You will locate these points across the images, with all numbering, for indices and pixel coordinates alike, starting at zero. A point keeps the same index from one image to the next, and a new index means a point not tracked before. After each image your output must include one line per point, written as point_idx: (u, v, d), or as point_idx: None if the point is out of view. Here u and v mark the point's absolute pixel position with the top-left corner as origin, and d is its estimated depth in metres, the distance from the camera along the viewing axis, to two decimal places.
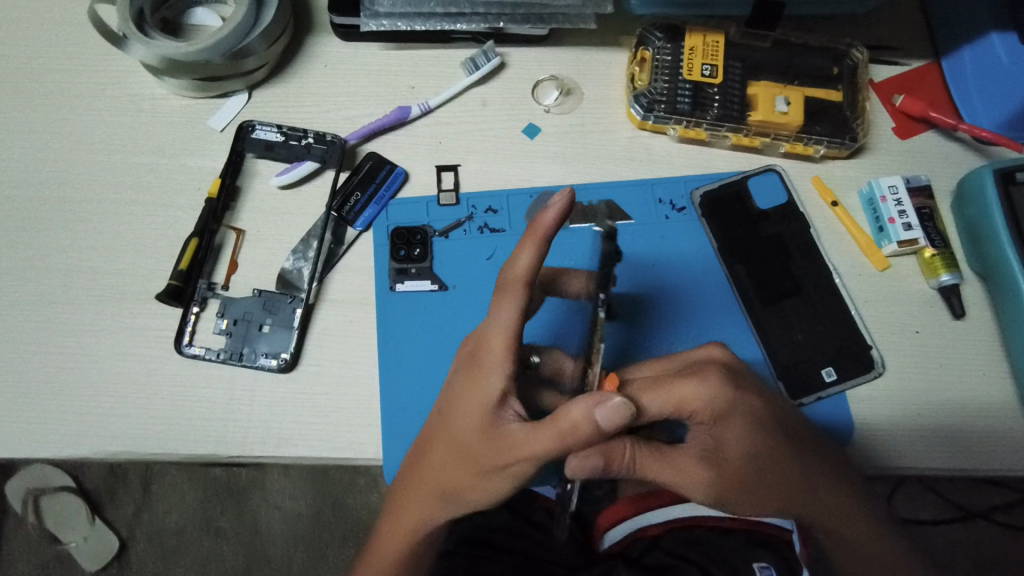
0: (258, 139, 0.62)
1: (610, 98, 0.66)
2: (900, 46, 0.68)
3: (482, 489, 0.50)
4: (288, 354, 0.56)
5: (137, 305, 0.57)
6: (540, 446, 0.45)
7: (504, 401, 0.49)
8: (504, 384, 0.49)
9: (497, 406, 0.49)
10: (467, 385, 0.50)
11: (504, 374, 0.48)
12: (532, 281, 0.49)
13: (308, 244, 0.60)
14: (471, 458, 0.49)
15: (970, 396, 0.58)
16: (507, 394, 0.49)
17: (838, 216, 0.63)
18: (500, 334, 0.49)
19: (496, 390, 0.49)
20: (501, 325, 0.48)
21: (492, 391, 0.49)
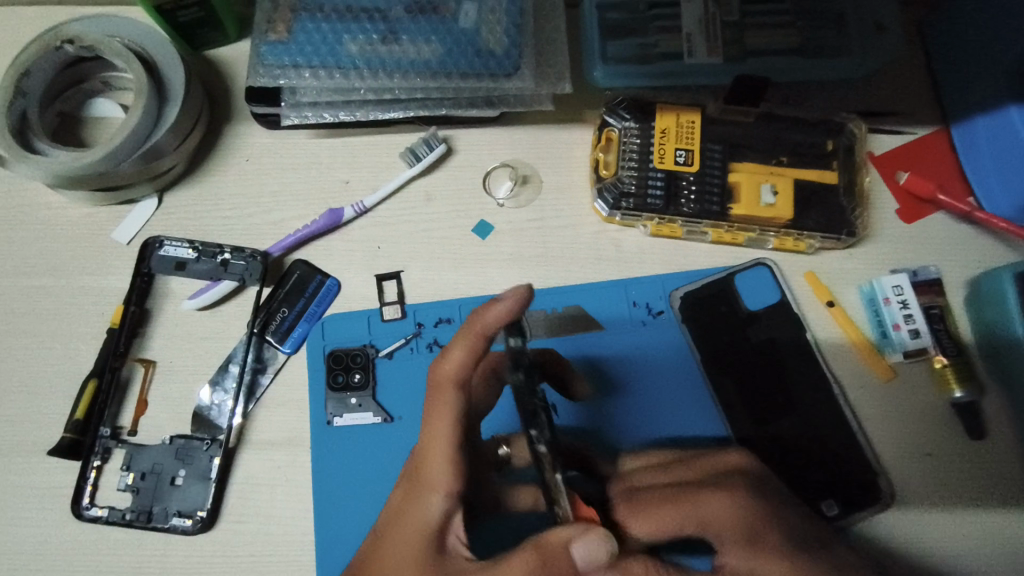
0: (167, 257, 0.54)
1: (572, 186, 0.58)
2: (904, 112, 0.60)
3: None
4: (204, 512, 0.49)
5: (29, 460, 0.50)
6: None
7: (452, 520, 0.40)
8: (447, 504, 0.40)
9: (440, 531, 0.40)
10: (405, 504, 0.41)
11: (446, 494, 0.40)
12: (466, 379, 0.40)
13: (226, 371, 0.52)
14: None
15: (994, 533, 0.50)
16: (452, 516, 0.40)
17: (836, 317, 0.55)
18: (433, 444, 0.40)
19: (437, 514, 0.40)
20: (435, 432, 0.40)
21: (435, 515, 0.40)
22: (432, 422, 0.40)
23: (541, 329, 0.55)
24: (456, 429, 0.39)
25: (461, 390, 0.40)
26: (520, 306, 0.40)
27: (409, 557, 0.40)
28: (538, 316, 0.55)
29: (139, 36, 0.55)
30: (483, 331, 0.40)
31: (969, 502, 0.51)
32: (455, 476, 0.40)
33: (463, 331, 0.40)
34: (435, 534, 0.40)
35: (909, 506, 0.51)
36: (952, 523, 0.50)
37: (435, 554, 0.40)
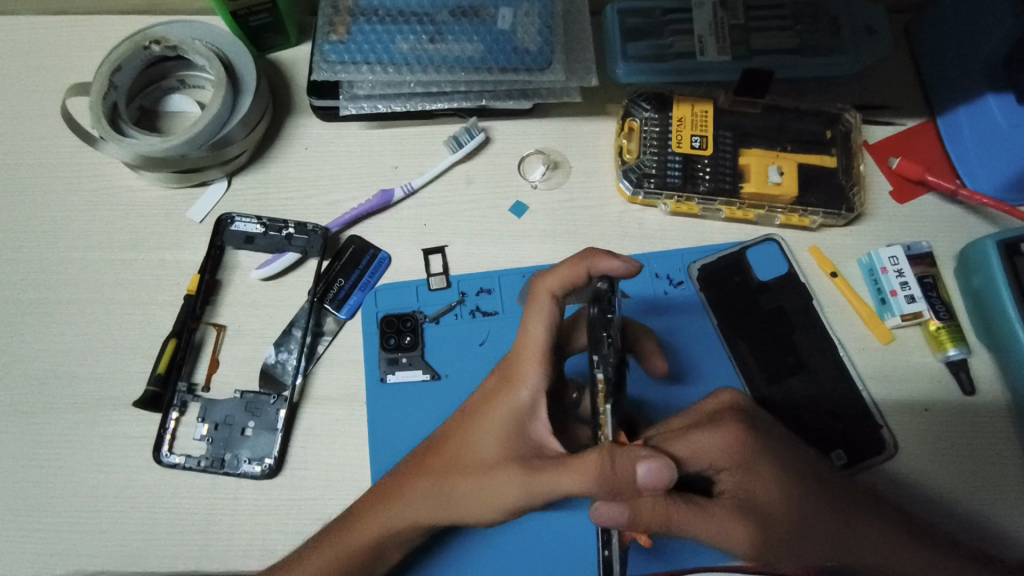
0: (237, 231, 0.60)
1: (599, 171, 0.64)
2: (895, 106, 0.67)
3: (486, 506, 0.49)
4: (272, 459, 0.54)
5: (114, 413, 0.55)
6: (570, 475, 0.45)
7: (533, 410, 0.49)
8: (533, 396, 0.49)
9: (521, 417, 0.49)
10: (499, 391, 0.51)
11: (534, 384, 0.49)
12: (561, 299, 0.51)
13: (290, 334, 0.58)
14: (482, 473, 0.49)
15: (985, 477, 0.56)
16: (533, 407, 0.49)
17: (839, 287, 0.61)
18: (530, 345, 0.50)
19: (524, 402, 0.49)
20: (531, 335, 0.50)
21: (521, 404, 0.49)
22: (530, 325, 0.51)
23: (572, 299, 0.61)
24: (546, 333, 0.50)
25: (555, 303, 0.51)
26: (620, 262, 0.50)
27: (497, 436, 0.49)
28: None
29: (215, 38, 0.62)
30: (584, 264, 0.50)
31: (962, 448, 0.56)
32: (545, 376, 0.49)
33: (576, 261, 0.51)
34: (520, 417, 0.49)
35: (907, 454, 0.56)
36: (947, 468, 0.56)
37: (518, 434, 0.49)
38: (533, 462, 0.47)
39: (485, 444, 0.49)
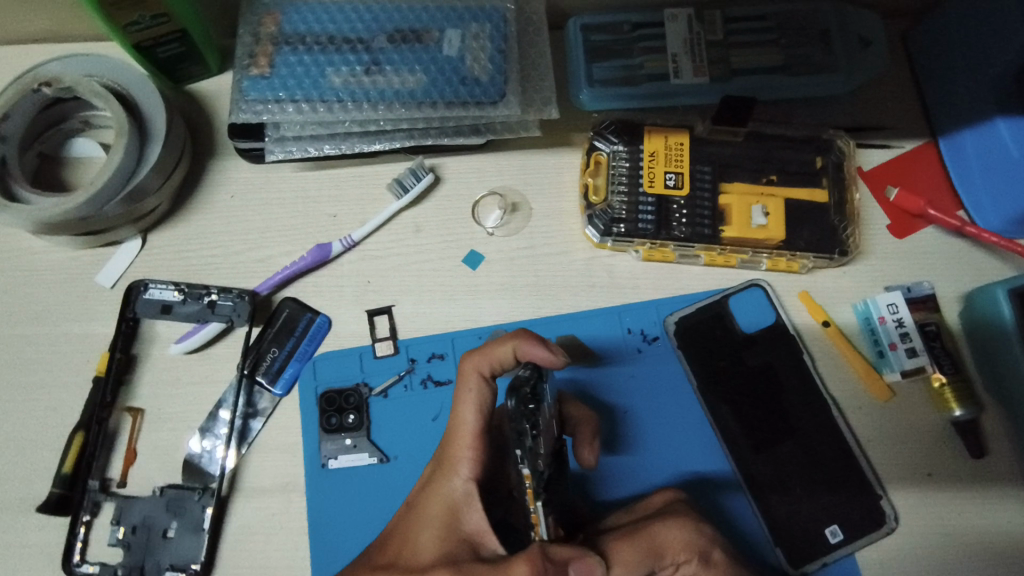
0: (152, 300, 0.52)
1: (563, 212, 0.57)
2: (892, 126, 0.60)
3: None
4: (199, 565, 0.48)
5: (15, 518, 0.48)
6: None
7: (469, 504, 0.42)
8: (469, 486, 0.42)
9: (457, 512, 0.42)
10: (433, 481, 0.44)
11: (469, 473, 0.42)
12: (490, 381, 0.43)
13: (217, 418, 0.51)
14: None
15: (996, 552, 0.50)
16: (470, 499, 0.42)
17: (833, 338, 0.54)
18: (460, 432, 0.43)
19: (460, 493, 0.42)
20: (461, 419, 0.43)
21: (456, 495, 0.42)
22: (460, 407, 0.43)
23: None
24: (478, 416, 0.42)
25: (487, 384, 0.43)
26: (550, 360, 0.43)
27: (434, 534, 0.42)
28: None
29: (119, 74, 0.54)
30: (520, 347, 0.43)
31: (969, 517, 0.51)
32: (479, 462, 0.42)
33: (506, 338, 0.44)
34: (455, 513, 0.42)
35: (911, 528, 0.51)
36: (953, 540, 0.50)
37: (451, 533, 0.42)
38: (465, 565, 0.40)
39: (420, 543, 0.42)
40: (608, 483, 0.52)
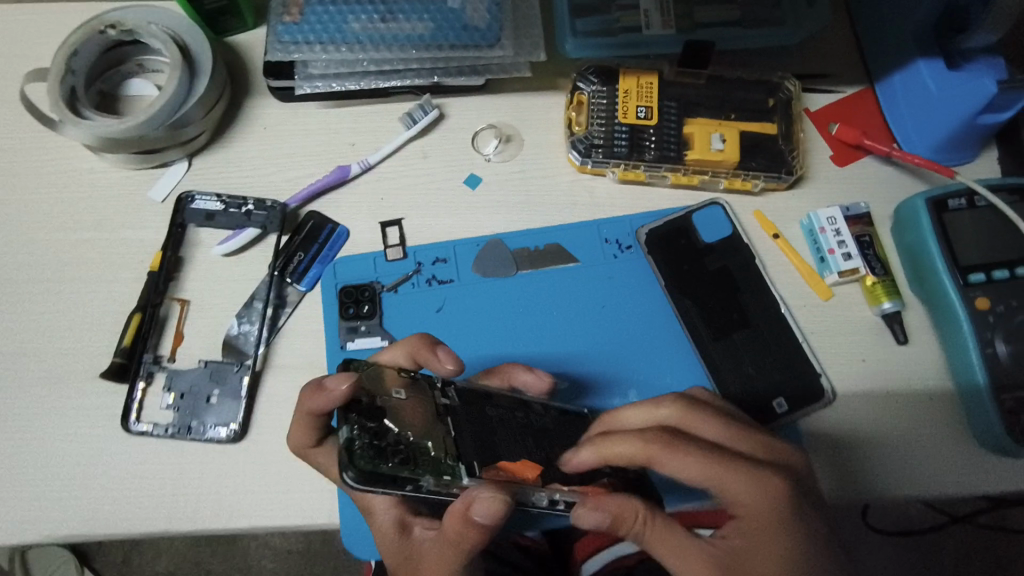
0: (198, 209, 0.62)
1: (550, 143, 0.66)
2: (835, 74, 0.69)
3: None
4: (237, 425, 0.57)
5: (82, 385, 0.57)
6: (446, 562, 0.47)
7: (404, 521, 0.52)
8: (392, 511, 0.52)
9: (403, 534, 0.52)
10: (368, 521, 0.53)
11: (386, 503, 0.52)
12: (325, 430, 0.51)
13: (252, 307, 0.60)
14: None
15: (918, 422, 0.59)
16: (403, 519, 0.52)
17: (781, 248, 0.64)
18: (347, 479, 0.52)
19: (391, 521, 0.52)
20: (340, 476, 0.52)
21: (390, 521, 0.52)
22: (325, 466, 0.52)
23: (525, 263, 0.63)
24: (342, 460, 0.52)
25: (325, 445, 0.52)
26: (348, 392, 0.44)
27: (395, 559, 0.51)
28: (522, 252, 0.63)
29: (170, 21, 0.63)
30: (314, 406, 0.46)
31: (895, 394, 0.60)
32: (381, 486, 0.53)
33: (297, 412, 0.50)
34: (402, 533, 0.52)
35: (843, 402, 0.59)
36: (882, 412, 0.59)
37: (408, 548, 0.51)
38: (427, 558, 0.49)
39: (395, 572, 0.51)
40: (586, 365, 0.60)
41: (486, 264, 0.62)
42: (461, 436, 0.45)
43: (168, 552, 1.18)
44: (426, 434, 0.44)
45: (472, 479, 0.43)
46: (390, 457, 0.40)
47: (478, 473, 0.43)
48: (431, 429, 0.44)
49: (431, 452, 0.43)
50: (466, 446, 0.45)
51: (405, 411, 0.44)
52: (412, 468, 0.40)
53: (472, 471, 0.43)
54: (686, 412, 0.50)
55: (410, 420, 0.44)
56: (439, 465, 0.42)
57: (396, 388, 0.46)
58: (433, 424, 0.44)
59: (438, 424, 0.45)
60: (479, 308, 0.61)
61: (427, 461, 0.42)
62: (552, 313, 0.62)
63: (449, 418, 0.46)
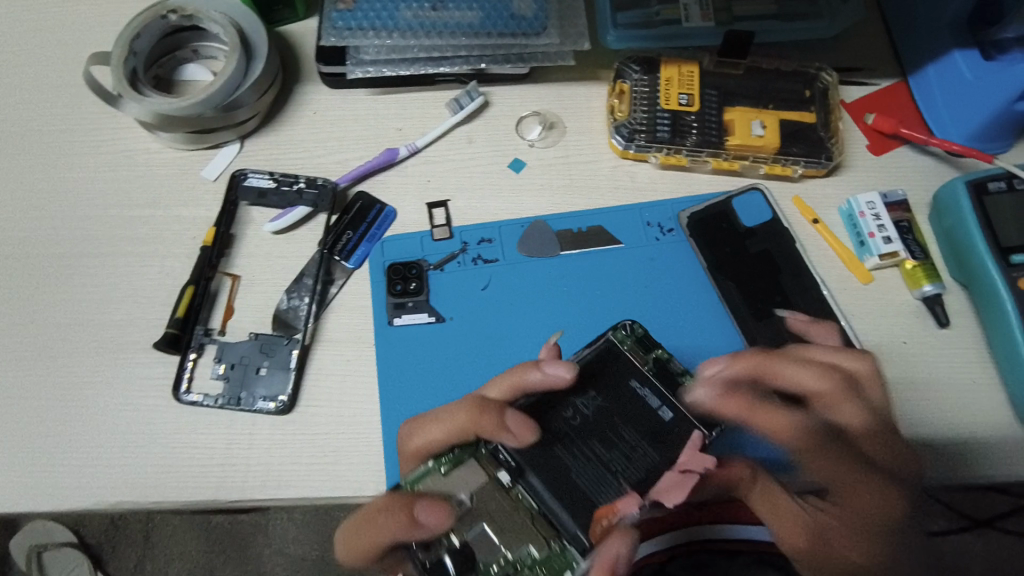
0: (251, 186, 0.64)
1: (592, 130, 0.68)
2: (870, 68, 0.71)
3: None
4: (286, 396, 0.57)
5: (135, 355, 0.58)
6: None
7: None
8: None
9: None
10: None
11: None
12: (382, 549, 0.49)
13: (302, 282, 0.61)
14: None
15: (963, 404, 0.59)
16: None
17: (820, 233, 0.65)
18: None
19: None
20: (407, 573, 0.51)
21: None
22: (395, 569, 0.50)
23: (568, 244, 0.64)
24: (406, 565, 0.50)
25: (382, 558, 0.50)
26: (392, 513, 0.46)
27: None
28: (566, 234, 0.64)
29: (229, 8, 0.65)
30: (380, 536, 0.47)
31: (940, 376, 0.59)
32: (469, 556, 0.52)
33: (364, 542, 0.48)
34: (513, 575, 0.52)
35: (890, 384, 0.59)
36: (928, 393, 0.59)
37: None
38: None
39: None
40: None
41: (531, 245, 0.63)
42: (551, 508, 0.48)
43: (187, 533, 1.17)
44: (522, 538, 0.47)
45: (589, 556, 0.47)
46: None
47: (591, 544, 0.47)
48: (518, 524, 0.47)
49: (539, 555, 0.46)
50: (563, 517, 0.48)
51: (487, 516, 0.47)
52: None
53: (584, 547, 0.47)
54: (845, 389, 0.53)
55: (494, 534, 0.47)
56: (554, 567, 0.46)
57: (458, 492, 0.48)
58: (517, 521, 0.47)
59: (519, 509, 0.48)
60: (524, 288, 0.62)
61: (543, 571, 0.46)
62: (595, 293, 0.62)
63: (519, 486, 0.49)
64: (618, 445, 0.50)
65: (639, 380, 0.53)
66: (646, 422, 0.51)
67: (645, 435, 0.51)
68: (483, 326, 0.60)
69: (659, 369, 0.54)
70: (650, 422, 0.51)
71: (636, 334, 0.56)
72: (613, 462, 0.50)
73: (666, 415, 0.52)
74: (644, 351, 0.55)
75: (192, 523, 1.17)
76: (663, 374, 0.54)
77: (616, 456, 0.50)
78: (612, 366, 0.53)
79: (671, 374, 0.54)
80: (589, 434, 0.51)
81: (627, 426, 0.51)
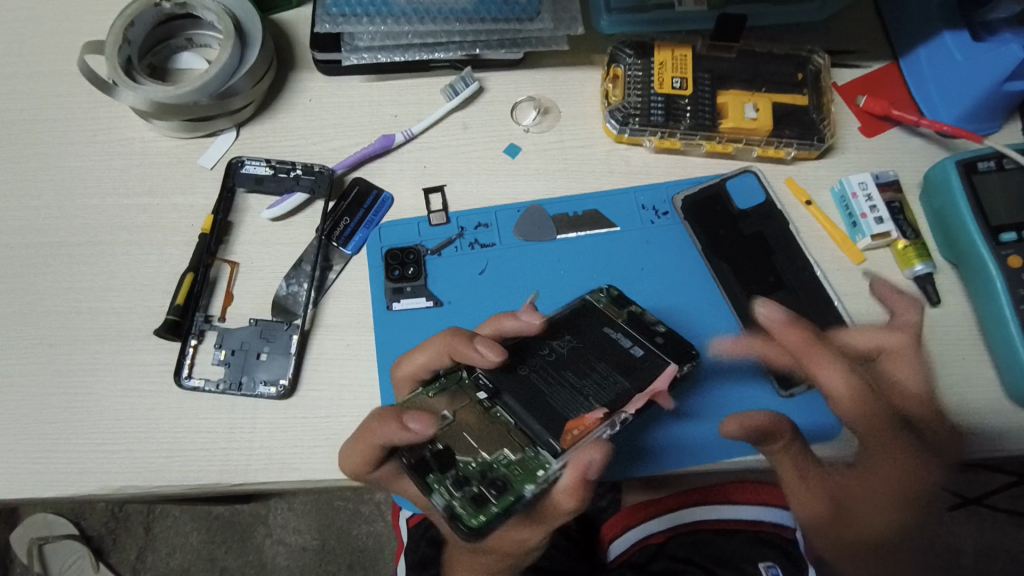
0: (248, 174, 0.64)
1: (586, 114, 0.68)
2: (862, 50, 0.71)
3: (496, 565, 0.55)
4: (286, 381, 0.57)
5: (135, 342, 0.59)
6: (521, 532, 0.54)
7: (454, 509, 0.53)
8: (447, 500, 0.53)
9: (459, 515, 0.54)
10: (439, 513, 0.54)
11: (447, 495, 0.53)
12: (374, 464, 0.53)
13: (300, 269, 0.61)
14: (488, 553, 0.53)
15: (954, 380, 0.60)
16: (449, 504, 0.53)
17: (814, 214, 0.65)
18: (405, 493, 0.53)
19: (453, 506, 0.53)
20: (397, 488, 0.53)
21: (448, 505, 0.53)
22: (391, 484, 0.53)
23: (564, 228, 0.64)
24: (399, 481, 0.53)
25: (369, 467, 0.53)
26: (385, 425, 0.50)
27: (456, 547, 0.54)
28: (561, 218, 0.65)
29: None
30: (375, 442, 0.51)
31: (931, 353, 0.61)
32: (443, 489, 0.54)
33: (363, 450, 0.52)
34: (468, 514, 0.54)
35: None
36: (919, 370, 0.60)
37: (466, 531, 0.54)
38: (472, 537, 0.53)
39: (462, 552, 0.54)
40: None
41: (528, 229, 0.64)
42: (527, 422, 0.50)
43: (188, 525, 1.17)
44: (497, 442, 0.49)
45: (562, 458, 0.48)
46: (493, 487, 0.47)
47: (561, 450, 0.48)
48: (497, 433, 0.50)
49: (514, 459, 0.49)
50: (540, 431, 0.50)
51: (467, 429, 0.50)
52: (512, 490, 0.47)
53: (557, 451, 0.48)
54: (827, 358, 0.57)
55: (471, 438, 0.50)
56: (529, 467, 0.48)
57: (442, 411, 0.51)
58: (495, 429, 0.50)
59: (495, 424, 0.50)
60: (522, 272, 0.62)
61: (517, 471, 0.48)
62: (592, 276, 0.63)
63: (497, 405, 0.51)
64: (590, 375, 0.52)
65: (612, 329, 0.55)
66: (616, 356, 0.53)
67: (615, 367, 0.53)
68: (481, 309, 0.61)
69: (633, 321, 0.56)
70: (621, 355, 0.53)
71: (613, 294, 0.58)
72: (586, 388, 0.52)
73: (635, 352, 0.54)
74: (619, 307, 0.57)
75: (194, 513, 1.17)
76: (636, 323, 0.56)
77: (589, 383, 0.52)
78: (588, 319, 0.56)
79: (643, 324, 0.56)
80: (564, 370, 0.53)
81: (601, 360, 0.53)
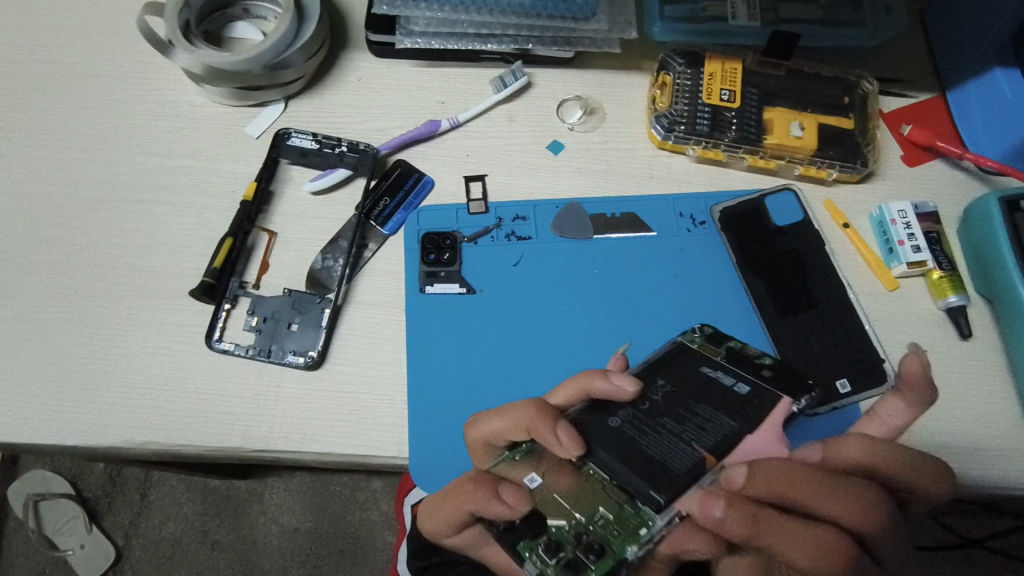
0: (293, 147, 0.64)
1: (631, 119, 0.69)
2: (911, 81, 0.71)
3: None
4: (315, 352, 0.58)
5: (170, 301, 0.59)
6: None
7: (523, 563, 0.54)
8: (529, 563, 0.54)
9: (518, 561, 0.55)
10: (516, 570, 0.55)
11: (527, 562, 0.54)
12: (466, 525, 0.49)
13: (337, 244, 0.62)
14: None
15: (979, 415, 0.59)
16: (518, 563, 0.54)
17: (849, 237, 0.65)
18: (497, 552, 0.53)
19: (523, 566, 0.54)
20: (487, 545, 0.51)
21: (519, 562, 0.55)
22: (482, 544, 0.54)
23: (601, 228, 0.64)
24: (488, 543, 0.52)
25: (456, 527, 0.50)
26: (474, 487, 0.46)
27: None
28: (599, 218, 0.65)
29: None
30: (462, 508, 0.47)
31: (958, 386, 0.60)
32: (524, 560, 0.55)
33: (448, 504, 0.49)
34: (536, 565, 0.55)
35: None
36: (946, 403, 0.60)
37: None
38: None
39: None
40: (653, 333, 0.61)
41: (565, 225, 0.64)
42: (622, 474, 0.45)
43: (181, 497, 1.17)
44: (592, 500, 0.44)
45: (665, 514, 0.43)
46: (587, 550, 0.42)
47: (668, 505, 0.43)
48: (591, 488, 0.44)
49: (610, 518, 0.43)
50: (637, 483, 0.44)
51: (559, 482, 0.45)
52: (612, 554, 0.42)
53: (659, 506, 0.43)
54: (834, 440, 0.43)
55: (563, 498, 0.44)
56: (630, 527, 0.43)
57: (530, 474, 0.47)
58: (588, 487, 0.45)
59: (590, 480, 0.45)
60: (557, 267, 0.63)
61: (618, 531, 0.43)
62: (625, 278, 0.63)
63: (590, 461, 0.46)
64: (691, 419, 0.48)
65: (710, 366, 0.52)
66: (719, 397, 0.49)
67: (720, 408, 0.48)
68: (512, 301, 0.61)
69: (730, 354, 0.53)
70: (725, 399, 0.49)
71: (708, 333, 0.56)
72: (686, 433, 0.47)
73: (742, 391, 0.49)
74: (716, 344, 0.55)
75: (190, 484, 1.17)
76: (738, 360, 0.53)
77: (689, 427, 0.47)
78: (683, 358, 0.53)
79: (749, 360, 0.52)
80: (660, 413, 0.48)
81: (702, 403, 0.49)
